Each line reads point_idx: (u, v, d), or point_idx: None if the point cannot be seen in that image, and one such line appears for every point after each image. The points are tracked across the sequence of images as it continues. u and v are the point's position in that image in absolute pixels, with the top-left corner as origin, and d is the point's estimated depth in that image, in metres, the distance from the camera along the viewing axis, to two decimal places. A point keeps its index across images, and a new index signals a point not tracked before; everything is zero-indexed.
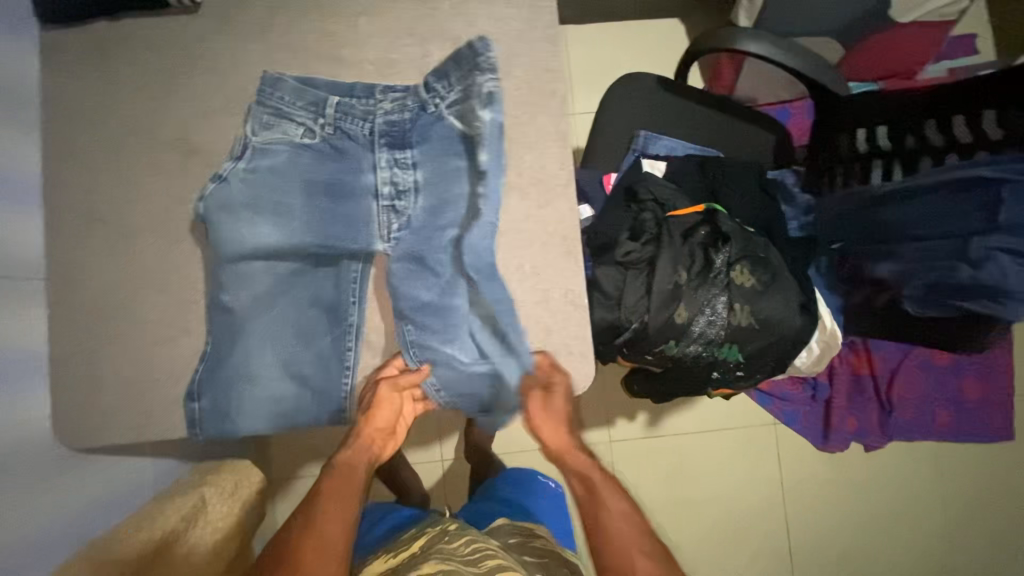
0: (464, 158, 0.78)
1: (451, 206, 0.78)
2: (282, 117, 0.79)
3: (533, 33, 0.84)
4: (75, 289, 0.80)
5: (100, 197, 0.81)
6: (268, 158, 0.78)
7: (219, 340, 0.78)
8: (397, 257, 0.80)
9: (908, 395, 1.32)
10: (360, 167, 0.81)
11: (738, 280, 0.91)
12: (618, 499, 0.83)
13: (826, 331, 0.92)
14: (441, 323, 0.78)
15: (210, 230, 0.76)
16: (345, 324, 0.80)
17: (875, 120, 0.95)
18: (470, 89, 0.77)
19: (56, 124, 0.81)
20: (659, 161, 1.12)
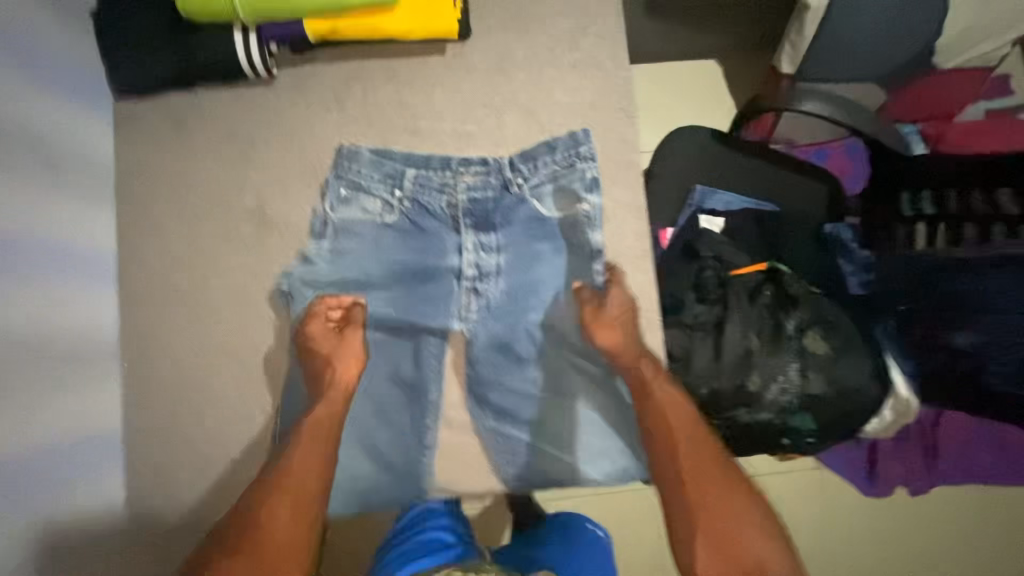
0: (552, 243, 0.80)
1: (536, 288, 0.79)
2: (359, 190, 0.79)
3: (608, 102, 0.83)
4: (148, 363, 0.78)
5: (173, 269, 0.80)
6: (349, 236, 0.79)
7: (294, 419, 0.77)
8: (480, 342, 0.79)
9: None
10: (444, 246, 0.80)
11: (811, 346, 0.91)
12: (671, 393, 0.74)
13: (899, 400, 0.91)
14: (524, 408, 0.78)
15: (293, 306, 0.78)
16: (424, 403, 0.78)
17: (935, 188, 1.00)
18: (563, 175, 0.79)
19: (130, 195, 0.80)
20: (716, 217, 1.11)
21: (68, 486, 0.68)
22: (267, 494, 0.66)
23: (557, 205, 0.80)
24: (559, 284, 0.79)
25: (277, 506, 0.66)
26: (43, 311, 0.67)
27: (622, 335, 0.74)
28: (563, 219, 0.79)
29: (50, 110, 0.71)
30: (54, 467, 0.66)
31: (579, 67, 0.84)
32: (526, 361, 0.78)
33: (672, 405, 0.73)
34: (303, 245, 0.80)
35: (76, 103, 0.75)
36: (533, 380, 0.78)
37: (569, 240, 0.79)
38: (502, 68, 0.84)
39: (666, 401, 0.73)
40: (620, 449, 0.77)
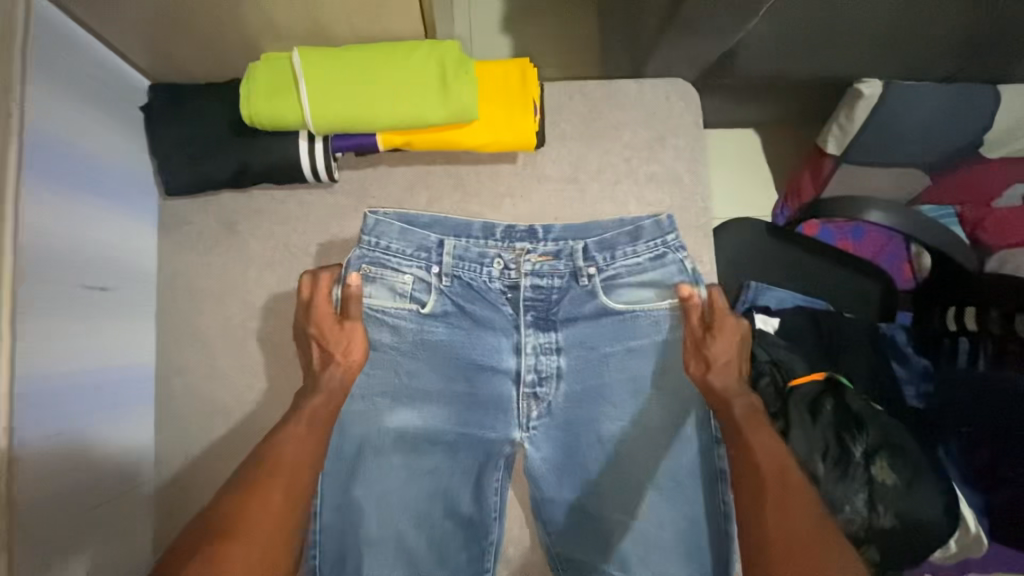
0: (625, 343, 0.74)
1: (609, 392, 0.74)
2: (385, 267, 0.73)
3: (684, 219, 0.80)
4: (187, 487, 0.73)
5: (217, 383, 0.74)
6: (385, 325, 0.74)
7: (337, 543, 0.72)
8: (539, 454, 0.75)
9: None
10: (495, 343, 0.75)
11: (879, 477, 0.87)
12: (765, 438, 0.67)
13: (968, 535, 0.87)
14: (587, 542, 0.74)
15: (345, 417, 0.73)
16: (483, 541, 0.75)
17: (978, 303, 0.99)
18: (646, 270, 0.75)
19: (173, 301, 0.75)
20: (771, 316, 1.06)
21: None
22: (249, 485, 0.62)
23: (636, 300, 0.74)
24: (637, 391, 0.74)
25: (266, 498, 0.62)
26: (79, 450, 0.61)
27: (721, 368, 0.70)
28: (643, 317, 0.74)
29: (96, 225, 0.65)
30: None
31: (655, 181, 0.80)
32: (593, 481, 0.74)
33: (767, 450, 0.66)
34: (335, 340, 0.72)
35: (120, 209, 0.70)
36: (600, 508, 0.73)
37: (648, 338, 0.74)
38: (574, 179, 0.79)
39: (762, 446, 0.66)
40: None
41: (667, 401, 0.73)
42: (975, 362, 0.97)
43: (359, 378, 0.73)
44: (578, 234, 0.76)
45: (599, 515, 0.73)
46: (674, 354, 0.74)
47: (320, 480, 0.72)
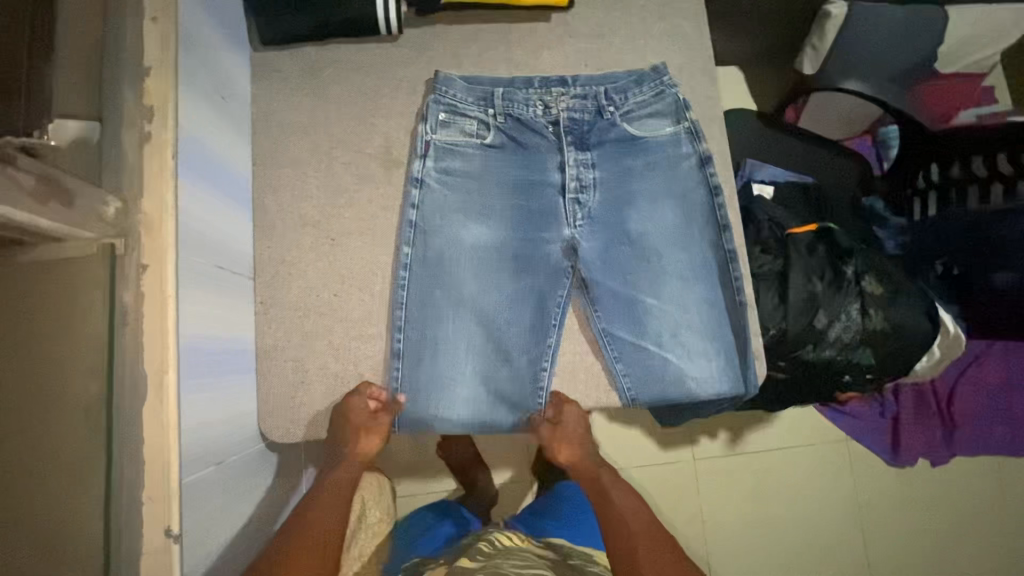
0: (647, 162, 0.90)
1: (636, 202, 0.89)
2: (457, 114, 0.87)
3: (694, 65, 0.94)
4: (282, 288, 0.83)
5: (306, 201, 0.85)
6: (452, 156, 0.87)
7: (416, 339, 0.82)
8: (587, 248, 0.86)
9: (962, 412, 1.60)
10: (543, 163, 0.88)
11: (868, 289, 1.01)
12: (626, 500, 0.88)
13: (948, 335, 1.01)
14: (629, 318, 0.86)
15: (420, 233, 0.84)
16: (543, 346, 0.84)
17: (934, 159, 1.18)
18: (655, 105, 0.90)
19: (267, 134, 0.87)
20: (767, 186, 1.22)
21: (219, 392, 0.71)
22: (291, 544, 0.73)
23: (648, 128, 0.90)
24: (658, 201, 0.89)
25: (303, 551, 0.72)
26: (206, 226, 0.71)
27: (576, 449, 0.90)
28: (657, 142, 0.90)
29: (216, 51, 0.77)
30: (213, 375, 0.70)
31: (668, 34, 0.94)
32: (629, 273, 0.87)
33: (630, 512, 0.86)
34: (409, 171, 0.86)
35: (227, 42, 0.81)
36: (640, 296, 0.87)
37: (660, 158, 0.90)
38: (601, 34, 0.94)
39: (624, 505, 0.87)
40: (716, 349, 0.86)
41: (679, 206, 0.89)
42: (936, 208, 1.16)
43: (431, 199, 0.85)
44: (600, 79, 0.90)
45: (637, 299, 0.86)
46: (681, 166, 0.90)
47: (402, 281, 0.83)
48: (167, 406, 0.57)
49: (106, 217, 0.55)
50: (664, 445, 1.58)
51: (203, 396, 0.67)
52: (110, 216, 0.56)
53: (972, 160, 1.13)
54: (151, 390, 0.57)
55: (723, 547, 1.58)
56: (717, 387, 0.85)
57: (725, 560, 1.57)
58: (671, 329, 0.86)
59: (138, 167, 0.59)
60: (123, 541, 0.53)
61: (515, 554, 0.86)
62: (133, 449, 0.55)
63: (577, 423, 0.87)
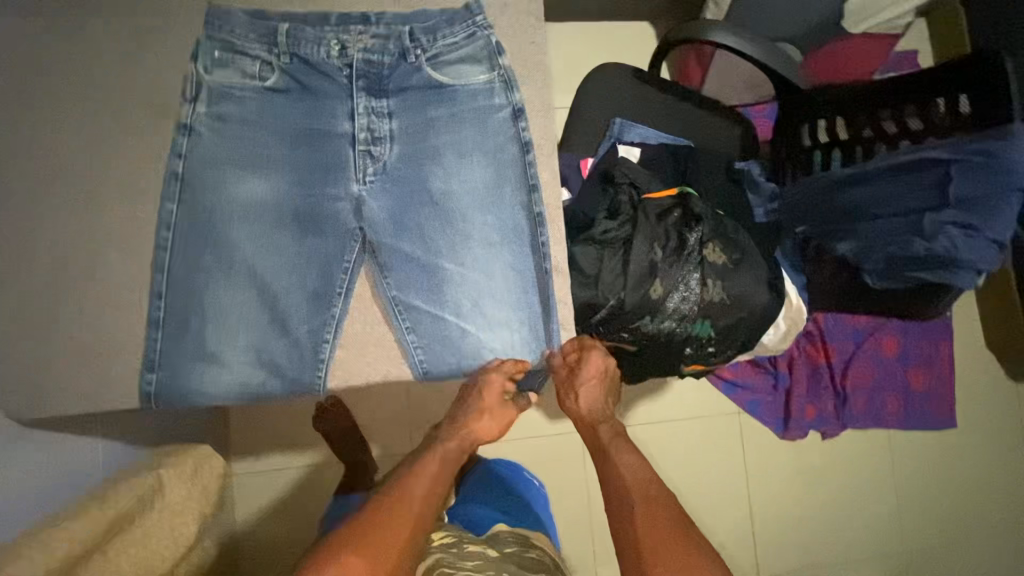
0: (456, 113, 0.81)
1: (440, 159, 0.81)
2: (235, 52, 0.78)
3: (517, 7, 0.85)
4: (31, 247, 0.75)
5: (63, 150, 0.76)
6: (228, 101, 0.78)
7: (179, 304, 0.75)
8: (377, 205, 0.80)
9: (852, 385, 1.58)
10: (334, 110, 0.80)
11: (710, 258, 0.95)
12: (630, 457, 0.93)
13: (792, 307, 0.97)
14: (423, 284, 0.81)
15: (189, 187, 0.76)
16: (326, 314, 0.79)
17: (816, 114, 1.07)
18: (467, 48, 0.81)
19: (13, 69, 0.76)
20: (634, 147, 1.14)
21: None
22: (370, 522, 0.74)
23: (456, 75, 0.81)
24: (465, 158, 0.81)
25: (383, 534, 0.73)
26: None
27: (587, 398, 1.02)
28: (467, 91, 0.81)
29: None
30: None
31: None
32: (427, 235, 0.81)
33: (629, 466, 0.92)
34: (180, 116, 0.77)
35: None
36: (438, 262, 0.81)
37: (470, 109, 0.82)
38: None
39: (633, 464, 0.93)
40: (520, 319, 0.81)
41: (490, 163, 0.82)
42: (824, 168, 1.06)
43: (203, 148, 0.77)
44: (406, 17, 0.80)
45: (435, 263, 0.81)
46: (489, 118, 0.82)
47: (167, 240, 0.75)
48: None
49: None
50: (551, 417, 1.52)
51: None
52: None
53: (875, 119, 0.98)
54: None
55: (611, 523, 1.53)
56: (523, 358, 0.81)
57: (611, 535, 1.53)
58: (469, 297, 0.81)
59: None
60: None
61: (467, 546, 0.91)
62: None
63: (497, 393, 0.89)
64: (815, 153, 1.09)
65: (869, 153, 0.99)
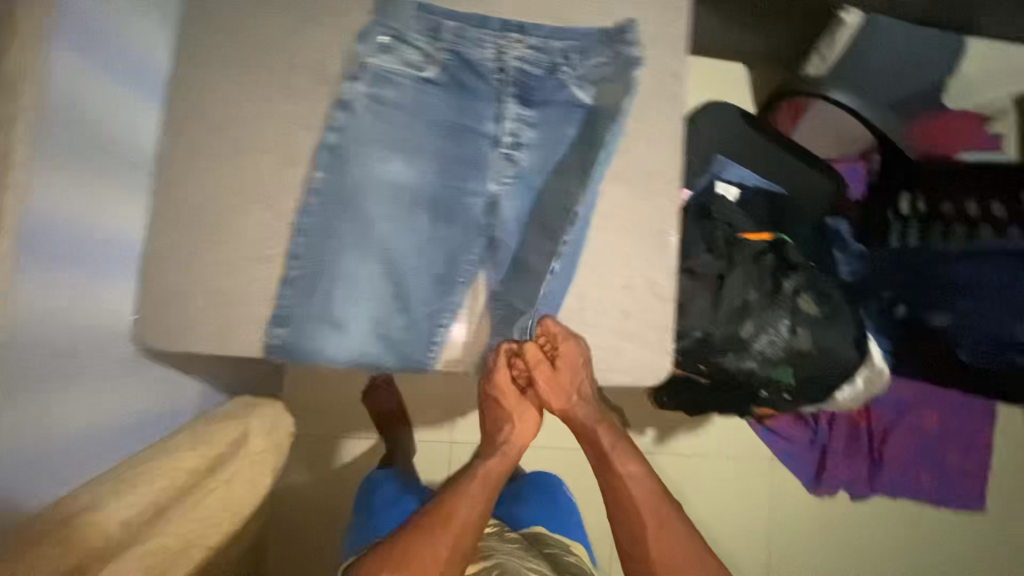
0: (590, 130, 0.85)
1: (567, 172, 0.85)
2: (400, 40, 0.81)
3: (664, 36, 0.88)
4: (182, 192, 0.79)
5: (222, 107, 0.81)
6: (387, 85, 0.82)
7: (312, 268, 0.79)
8: (508, 207, 0.85)
9: (896, 454, 1.59)
10: (481, 111, 0.84)
11: (802, 308, 0.97)
12: (631, 466, 0.85)
13: (875, 368, 0.98)
14: (527, 291, 0.85)
15: (339, 159, 0.80)
16: (447, 300, 0.83)
17: (918, 186, 1.10)
18: (615, 71, 0.85)
19: (191, 24, 0.81)
20: (731, 187, 1.17)
21: (87, 285, 0.68)
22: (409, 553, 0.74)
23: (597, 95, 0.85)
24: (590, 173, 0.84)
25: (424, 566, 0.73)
26: (96, 111, 0.66)
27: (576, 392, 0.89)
28: (606, 112, 0.85)
29: None
30: (81, 265, 0.66)
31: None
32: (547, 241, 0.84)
33: (633, 480, 0.84)
34: (339, 91, 0.81)
35: None
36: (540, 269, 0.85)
37: (603, 128, 0.85)
38: None
39: (629, 476, 0.84)
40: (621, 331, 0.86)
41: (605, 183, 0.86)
42: (918, 239, 1.06)
43: (356, 125, 0.81)
44: (562, 34, 0.85)
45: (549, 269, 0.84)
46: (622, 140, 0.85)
47: (312, 206, 0.79)
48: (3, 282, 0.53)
49: None
50: None
51: (49, 282, 0.61)
52: None
53: (983, 202, 1.01)
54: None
55: None
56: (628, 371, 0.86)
57: None
58: (573, 304, 0.86)
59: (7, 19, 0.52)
60: None
61: (507, 535, 0.99)
62: None
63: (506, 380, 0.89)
64: (908, 224, 1.09)
65: (973, 235, 1.00)
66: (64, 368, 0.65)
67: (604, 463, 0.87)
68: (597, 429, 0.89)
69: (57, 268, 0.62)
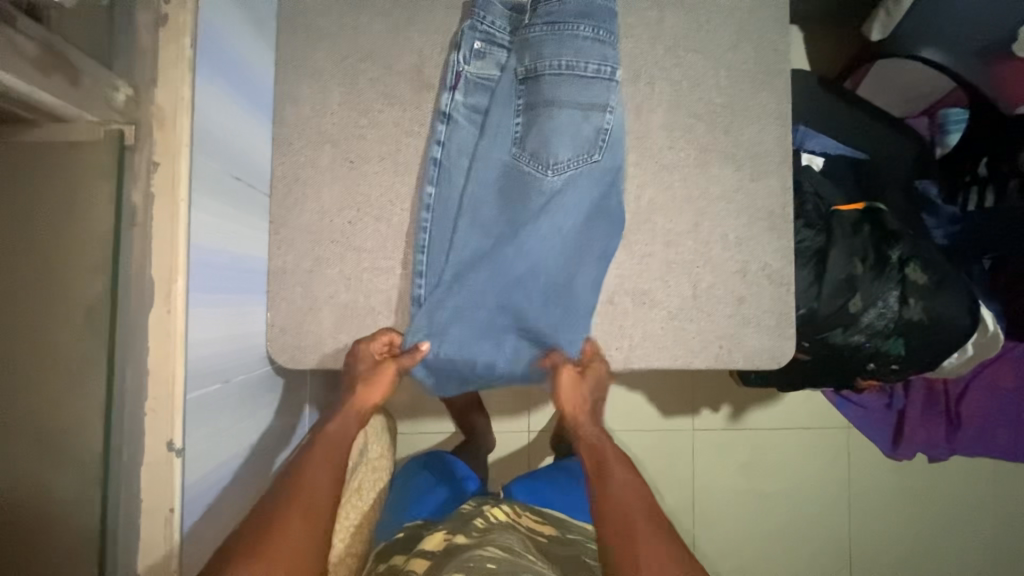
0: (542, 139, 0.77)
1: (528, 196, 0.78)
2: (493, 44, 0.79)
3: (765, 11, 0.85)
4: (296, 207, 0.79)
5: (328, 119, 0.80)
6: (483, 92, 0.80)
7: (436, 286, 0.78)
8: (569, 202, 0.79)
9: (980, 412, 1.37)
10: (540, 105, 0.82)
11: (912, 277, 0.96)
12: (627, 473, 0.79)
13: (986, 334, 0.98)
14: (644, 280, 0.82)
15: (447, 173, 0.79)
16: (557, 304, 0.80)
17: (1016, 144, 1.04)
18: (546, 74, 0.76)
19: (293, 39, 0.80)
20: (816, 157, 1.15)
21: (230, 308, 0.68)
22: (272, 515, 0.65)
23: (599, 64, 0.76)
24: (560, 184, 0.77)
25: (288, 521, 0.64)
26: (224, 135, 0.65)
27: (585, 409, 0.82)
28: (558, 112, 0.76)
29: None
30: (220, 289, 0.66)
31: None
32: (660, 228, 0.83)
33: (628, 484, 0.77)
34: (439, 104, 0.80)
35: None
36: (527, 309, 0.80)
37: (571, 125, 0.76)
38: None
39: (620, 481, 0.78)
40: (738, 317, 0.83)
41: (602, 179, 0.78)
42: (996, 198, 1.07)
43: (460, 136, 0.79)
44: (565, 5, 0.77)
45: (665, 260, 0.82)
46: (728, 123, 0.84)
47: (429, 223, 0.79)
48: (176, 317, 0.54)
49: (115, 104, 0.51)
50: (663, 411, 1.52)
51: (205, 313, 0.62)
52: (119, 102, 0.51)
53: None
54: (157, 300, 0.54)
55: (710, 519, 1.52)
56: (754, 359, 0.84)
57: (709, 530, 1.52)
58: (687, 293, 0.83)
59: (154, 54, 0.54)
60: (122, 452, 0.52)
61: (504, 525, 0.86)
62: (138, 355, 0.53)
63: (365, 363, 0.78)
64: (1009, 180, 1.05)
65: None
66: (213, 395, 0.64)
67: (599, 468, 0.80)
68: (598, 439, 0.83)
69: (204, 301, 0.61)
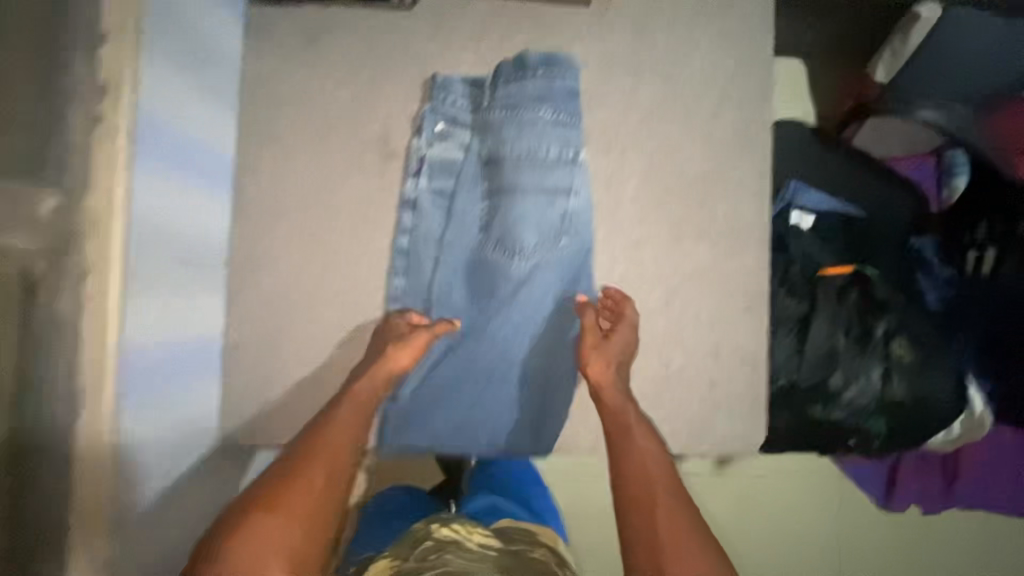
0: (508, 226, 0.75)
1: (495, 283, 0.76)
2: (455, 124, 0.78)
3: (746, 78, 0.81)
4: (258, 279, 0.78)
5: (291, 189, 0.78)
6: (447, 174, 0.77)
7: (405, 377, 0.77)
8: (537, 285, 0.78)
9: None
10: None
11: (895, 354, 0.94)
12: (651, 445, 0.72)
13: (975, 416, 0.93)
14: None
15: (414, 260, 0.78)
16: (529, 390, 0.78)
17: None
18: (509, 160, 0.75)
19: (256, 106, 0.78)
20: (807, 216, 0.96)
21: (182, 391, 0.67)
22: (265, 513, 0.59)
23: (561, 150, 0.76)
24: (528, 270, 0.76)
25: (297, 522, 0.61)
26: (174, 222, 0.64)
27: (613, 373, 0.74)
28: (521, 199, 0.75)
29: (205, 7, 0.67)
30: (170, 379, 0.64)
31: (722, 37, 0.81)
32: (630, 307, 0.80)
33: (651, 455, 0.70)
34: (403, 189, 0.78)
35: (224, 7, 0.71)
36: (500, 397, 0.78)
37: (536, 210, 0.75)
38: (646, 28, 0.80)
39: (643, 450, 0.71)
40: (710, 400, 0.81)
41: (566, 263, 0.77)
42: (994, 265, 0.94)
43: (426, 220, 0.78)
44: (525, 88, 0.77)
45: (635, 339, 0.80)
46: (704, 198, 0.81)
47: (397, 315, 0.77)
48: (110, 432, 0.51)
49: None
50: None
51: (151, 414, 0.59)
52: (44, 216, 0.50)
53: None
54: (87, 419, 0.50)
55: None
56: (726, 444, 0.81)
57: None
58: (658, 374, 0.80)
59: None
60: None
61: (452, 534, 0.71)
62: (59, 490, 0.48)
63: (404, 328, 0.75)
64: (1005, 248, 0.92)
65: None
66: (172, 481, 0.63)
67: (623, 436, 0.72)
68: (623, 405, 0.74)
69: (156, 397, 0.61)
